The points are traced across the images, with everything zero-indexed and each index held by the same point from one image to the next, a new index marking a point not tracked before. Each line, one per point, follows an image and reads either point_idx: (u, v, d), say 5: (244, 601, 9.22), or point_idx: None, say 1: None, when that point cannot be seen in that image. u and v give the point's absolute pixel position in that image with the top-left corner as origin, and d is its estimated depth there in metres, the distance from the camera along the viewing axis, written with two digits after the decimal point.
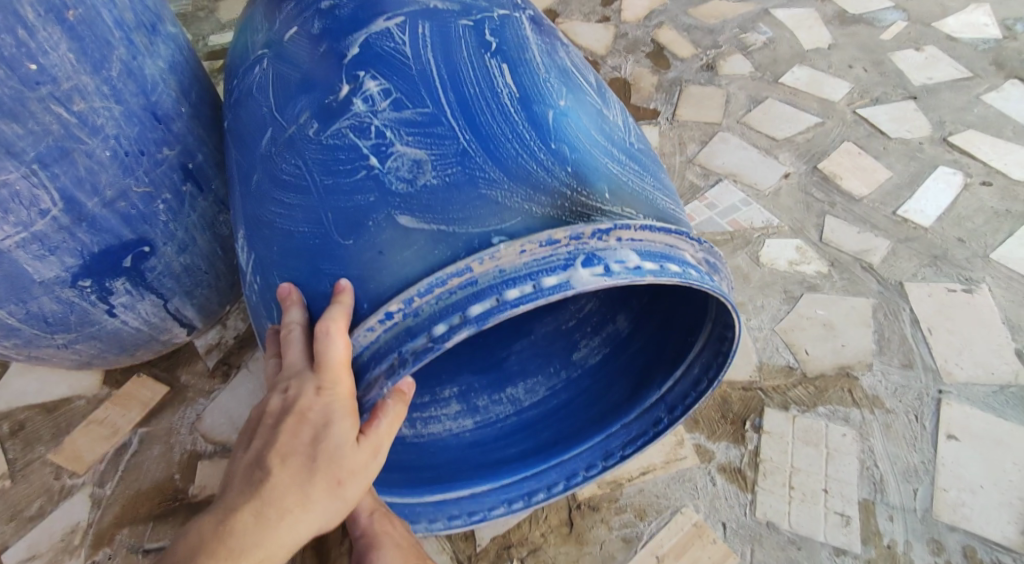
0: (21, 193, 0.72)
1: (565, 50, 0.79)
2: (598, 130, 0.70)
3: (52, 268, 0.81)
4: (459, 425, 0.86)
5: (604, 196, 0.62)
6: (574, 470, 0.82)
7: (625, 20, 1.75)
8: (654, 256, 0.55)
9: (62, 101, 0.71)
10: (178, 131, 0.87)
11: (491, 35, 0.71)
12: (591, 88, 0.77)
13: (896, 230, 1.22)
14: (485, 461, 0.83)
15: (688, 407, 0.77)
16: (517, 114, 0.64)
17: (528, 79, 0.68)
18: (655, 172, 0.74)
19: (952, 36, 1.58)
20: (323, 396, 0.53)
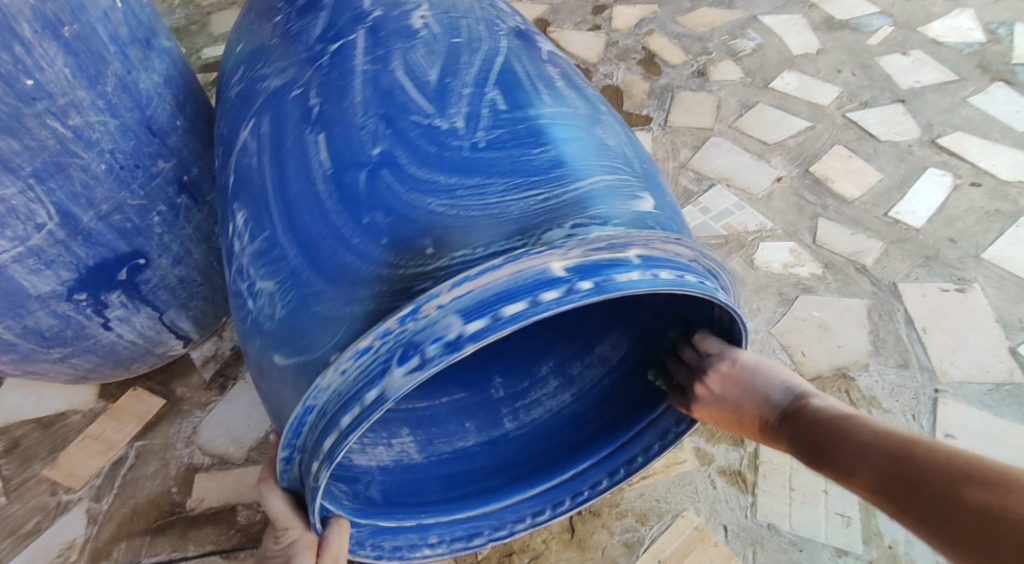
0: (18, 208, 0.72)
1: (403, 63, 0.73)
2: (428, 157, 0.62)
3: (47, 282, 0.81)
4: (558, 401, 0.86)
5: (426, 255, 0.55)
6: (665, 429, 0.78)
7: (616, 28, 1.76)
8: (486, 305, 0.44)
9: (58, 116, 0.71)
10: (174, 145, 0.88)
11: (315, 101, 0.73)
12: (427, 94, 0.68)
13: (888, 231, 1.23)
14: (588, 429, 0.83)
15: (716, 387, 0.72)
16: (330, 197, 0.64)
17: (342, 144, 0.67)
18: (526, 160, 0.61)
19: (937, 40, 1.60)
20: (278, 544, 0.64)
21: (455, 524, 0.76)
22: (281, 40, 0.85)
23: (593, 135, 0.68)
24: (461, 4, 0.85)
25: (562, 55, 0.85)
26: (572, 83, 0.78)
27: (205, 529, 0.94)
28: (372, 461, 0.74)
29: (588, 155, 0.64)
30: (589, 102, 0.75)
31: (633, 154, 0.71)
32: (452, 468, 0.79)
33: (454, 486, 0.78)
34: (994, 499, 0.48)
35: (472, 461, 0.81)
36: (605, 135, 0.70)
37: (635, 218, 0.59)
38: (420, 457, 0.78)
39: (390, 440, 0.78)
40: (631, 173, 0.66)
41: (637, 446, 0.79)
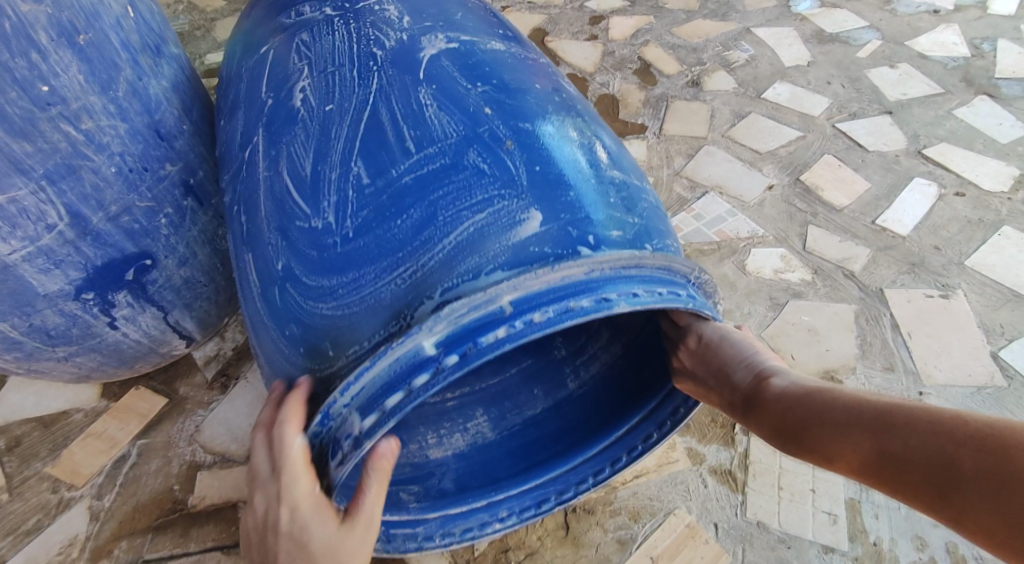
0: (29, 209, 0.74)
1: (287, 158, 0.75)
2: (313, 263, 0.68)
3: (56, 281, 0.83)
4: (609, 353, 0.93)
5: (331, 357, 0.64)
6: (677, 406, 0.81)
7: (612, 38, 1.80)
8: (373, 405, 0.53)
9: (71, 120, 0.73)
10: (181, 149, 0.90)
11: (238, 216, 0.80)
12: (304, 191, 0.72)
13: (875, 239, 1.26)
14: (633, 381, 0.89)
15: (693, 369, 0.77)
16: (263, 313, 0.73)
17: (259, 258, 0.74)
18: (394, 238, 0.64)
19: (923, 53, 1.64)
20: (284, 500, 0.57)
21: (524, 495, 0.84)
22: (222, 149, 0.90)
23: (465, 167, 0.67)
24: (336, 51, 0.83)
25: (445, 58, 0.80)
26: (450, 100, 0.74)
27: (207, 526, 0.96)
28: (447, 450, 0.88)
29: (458, 203, 0.64)
30: (467, 117, 0.72)
31: (518, 162, 0.67)
32: (525, 437, 0.90)
33: (526, 454, 0.88)
34: (988, 462, 0.51)
35: (541, 427, 0.90)
36: (478, 158, 0.68)
37: (514, 252, 0.61)
38: (494, 434, 0.90)
39: (466, 426, 0.91)
40: (512, 193, 0.65)
41: (655, 420, 0.83)
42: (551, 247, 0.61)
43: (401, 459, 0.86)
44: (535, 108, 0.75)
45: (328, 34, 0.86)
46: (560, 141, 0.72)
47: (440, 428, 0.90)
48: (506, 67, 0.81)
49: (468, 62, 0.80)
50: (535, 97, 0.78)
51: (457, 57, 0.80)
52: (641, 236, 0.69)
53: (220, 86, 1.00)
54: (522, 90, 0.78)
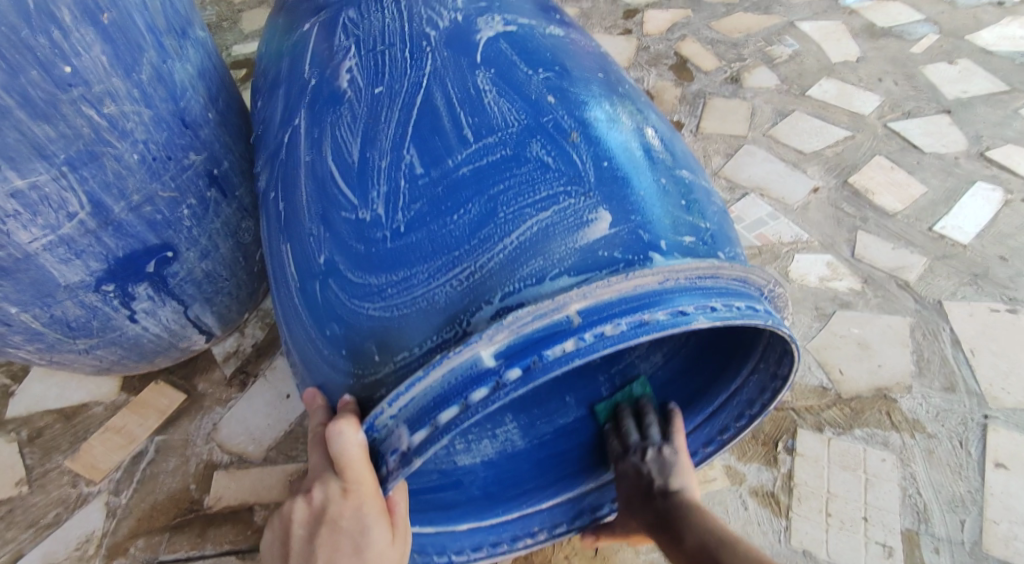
0: (51, 196, 0.70)
1: (332, 142, 0.71)
2: (359, 257, 0.63)
3: (77, 272, 0.79)
4: (651, 363, 0.84)
5: (375, 361, 0.59)
6: (725, 423, 0.76)
7: (647, 33, 1.73)
8: (426, 416, 0.48)
9: (94, 104, 0.69)
10: (205, 138, 0.86)
11: (278, 205, 0.76)
12: (351, 178, 0.67)
13: (933, 247, 1.18)
14: (678, 394, 0.82)
15: (765, 406, 0.70)
16: (300, 308, 0.69)
17: (299, 249, 0.70)
18: (448, 235, 0.60)
19: (987, 48, 1.53)
20: (350, 499, 0.53)
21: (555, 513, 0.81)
22: (260, 129, 0.87)
23: (528, 160, 0.62)
24: (386, 30, 0.78)
25: (502, 41, 0.75)
26: (510, 86, 0.69)
27: (223, 528, 0.93)
28: (476, 458, 0.81)
29: (519, 198, 0.59)
30: (530, 106, 0.67)
31: (585, 157, 0.62)
32: (556, 448, 0.85)
33: (557, 466, 0.83)
34: None
35: (573, 438, 0.85)
36: (541, 150, 0.63)
37: (582, 255, 0.56)
38: (524, 442, 0.85)
39: (495, 432, 0.84)
40: (578, 190, 0.60)
41: (702, 435, 0.78)
42: (620, 251, 0.56)
43: (427, 466, 0.79)
44: (600, 99, 0.71)
45: (377, 13, 0.81)
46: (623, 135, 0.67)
47: (468, 432, 0.82)
48: (565, 53, 0.77)
49: (528, 47, 0.75)
50: (596, 85, 0.73)
51: (515, 42, 0.75)
52: (711, 243, 0.63)
53: (263, 60, 0.96)
54: (585, 79, 0.73)
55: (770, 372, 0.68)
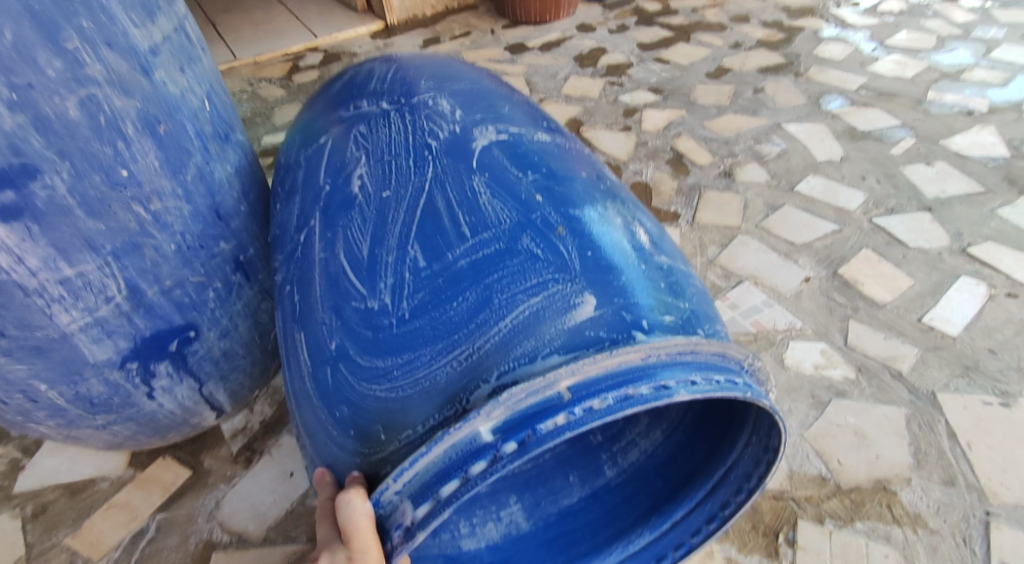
0: (93, 282, 0.76)
1: (344, 241, 0.78)
2: (368, 345, 0.68)
3: (105, 351, 0.84)
4: (651, 443, 0.87)
5: (381, 440, 0.63)
6: (725, 499, 0.77)
7: (646, 130, 1.87)
8: (428, 492, 0.51)
9: (142, 202, 0.75)
10: (235, 228, 0.92)
11: (293, 298, 0.81)
12: (360, 273, 0.73)
13: (923, 338, 1.22)
14: (678, 472, 0.83)
15: (762, 480, 0.72)
16: (311, 394, 0.73)
17: (310, 339, 0.75)
18: (449, 321, 0.65)
19: (960, 153, 1.62)
20: None
21: None
22: (276, 230, 0.93)
23: (520, 252, 0.68)
24: (392, 142, 0.87)
25: (496, 148, 0.83)
26: (503, 187, 0.76)
27: None
28: (481, 541, 0.83)
29: (513, 287, 0.65)
30: (520, 204, 0.74)
31: (571, 248, 0.69)
32: (562, 528, 0.85)
33: (563, 547, 0.83)
34: None
35: (579, 517, 0.85)
36: (531, 243, 0.69)
37: (571, 335, 0.60)
38: (528, 524, 0.85)
39: (499, 514, 0.86)
40: (565, 277, 0.65)
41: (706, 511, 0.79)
42: (605, 330, 0.61)
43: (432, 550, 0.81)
44: (584, 196, 0.78)
45: (385, 127, 0.91)
46: (606, 226, 0.74)
47: (473, 515, 0.85)
48: (552, 156, 0.85)
49: (518, 152, 0.83)
50: (581, 184, 0.80)
51: (507, 148, 0.84)
52: (691, 321, 0.67)
53: (281, 163, 1.06)
54: (571, 178, 0.81)
55: (763, 445, 0.71)
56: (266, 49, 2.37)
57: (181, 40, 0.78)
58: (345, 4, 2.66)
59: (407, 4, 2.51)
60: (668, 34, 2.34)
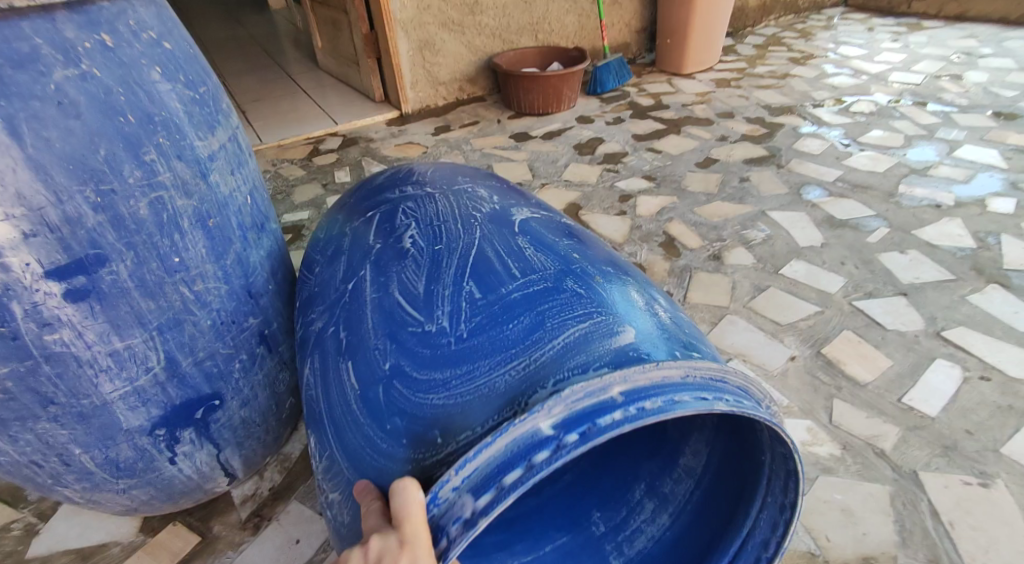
0: (137, 354, 0.84)
1: (398, 280, 0.86)
2: (427, 361, 0.75)
3: (138, 418, 0.91)
4: (657, 526, 0.90)
5: (438, 444, 0.68)
6: None
7: (640, 214, 2.00)
8: (493, 479, 0.56)
9: (188, 283, 0.85)
10: (263, 305, 1.02)
11: (339, 331, 0.87)
12: (417, 304, 0.81)
13: (903, 417, 1.29)
14: (690, 551, 0.86)
15: (780, 544, 0.77)
16: (360, 412, 0.77)
17: (363, 362, 0.80)
18: (506, 340, 0.73)
19: (931, 242, 1.74)
20: (404, 551, 0.56)
21: None
22: (315, 287, 1.00)
23: (566, 290, 0.79)
24: (439, 212, 0.98)
25: (533, 220, 0.96)
26: (544, 246, 0.88)
27: None
28: None
29: (562, 315, 0.74)
30: (561, 259, 0.86)
31: (608, 291, 0.80)
32: None
33: None
34: None
35: None
36: (575, 285, 0.80)
37: (616, 355, 0.69)
38: None
39: None
40: (606, 311, 0.75)
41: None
42: (645, 353, 0.70)
43: None
44: (610, 263, 0.90)
45: (431, 203, 1.02)
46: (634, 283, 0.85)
47: None
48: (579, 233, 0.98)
49: (551, 226, 0.96)
50: (607, 255, 0.93)
51: (542, 222, 0.97)
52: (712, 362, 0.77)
53: (315, 239, 1.14)
54: (598, 250, 0.94)
55: (781, 502, 0.78)
56: (290, 133, 2.57)
57: (233, 146, 0.90)
58: (364, 94, 2.89)
59: (420, 95, 2.73)
60: (660, 127, 2.54)
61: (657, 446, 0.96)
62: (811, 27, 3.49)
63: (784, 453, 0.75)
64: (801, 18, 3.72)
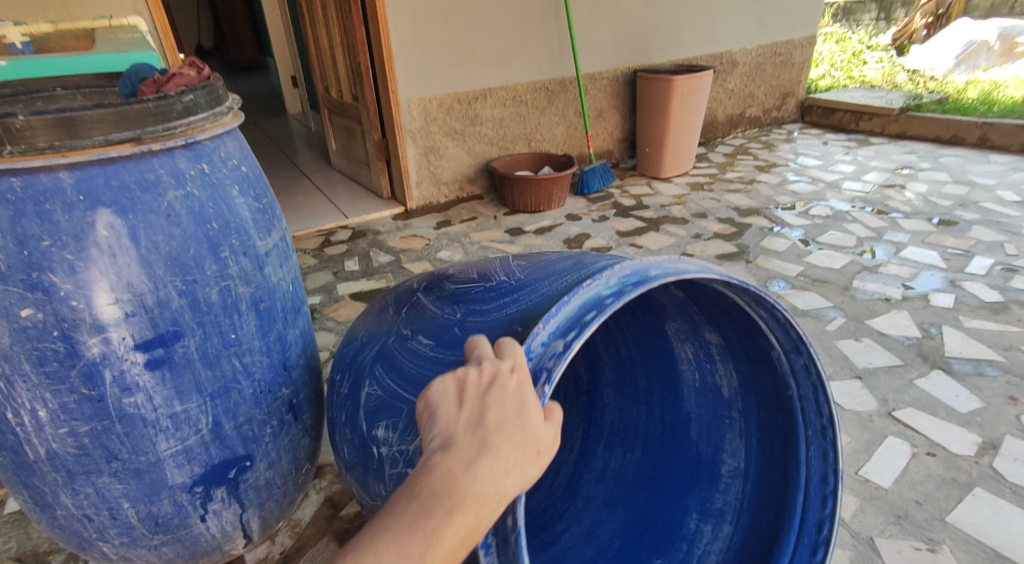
0: (191, 417, 0.99)
1: (449, 277, 1.07)
2: (496, 308, 0.92)
3: (182, 475, 1.04)
4: (722, 534, 1.01)
5: (519, 331, 0.81)
6: (817, 517, 0.92)
7: None
8: (579, 322, 0.71)
9: (239, 356, 1.01)
10: (294, 376, 1.17)
11: (405, 318, 1.04)
12: (473, 283, 1.02)
13: (860, 488, 1.42)
14: (760, 537, 0.97)
15: (836, 472, 0.91)
16: (437, 359, 0.90)
17: (435, 328, 0.97)
18: (556, 277, 0.93)
19: (882, 331, 1.94)
20: (516, 374, 0.61)
21: None
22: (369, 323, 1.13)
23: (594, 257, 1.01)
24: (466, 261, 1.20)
25: None
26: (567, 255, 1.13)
27: None
28: None
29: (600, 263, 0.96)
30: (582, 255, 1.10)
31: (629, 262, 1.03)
32: None
33: None
34: None
35: None
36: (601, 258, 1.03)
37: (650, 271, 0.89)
38: None
39: None
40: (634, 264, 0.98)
41: (812, 535, 0.92)
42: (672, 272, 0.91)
43: None
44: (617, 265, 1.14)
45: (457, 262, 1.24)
46: None
47: None
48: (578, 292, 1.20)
49: None
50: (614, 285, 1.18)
51: None
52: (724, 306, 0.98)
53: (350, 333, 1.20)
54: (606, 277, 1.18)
55: (820, 426, 0.94)
56: (304, 225, 2.81)
57: (283, 244, 1.10)
58: (372, 191, 3.18)
59: (425, 194, 3.01)
60: (641, 224, 2.80)
61: (693, 483, 1.08)
62: (774, 140, 3.90)
63: (804, 363, 0.92)
64: (765, 131, 4.15)
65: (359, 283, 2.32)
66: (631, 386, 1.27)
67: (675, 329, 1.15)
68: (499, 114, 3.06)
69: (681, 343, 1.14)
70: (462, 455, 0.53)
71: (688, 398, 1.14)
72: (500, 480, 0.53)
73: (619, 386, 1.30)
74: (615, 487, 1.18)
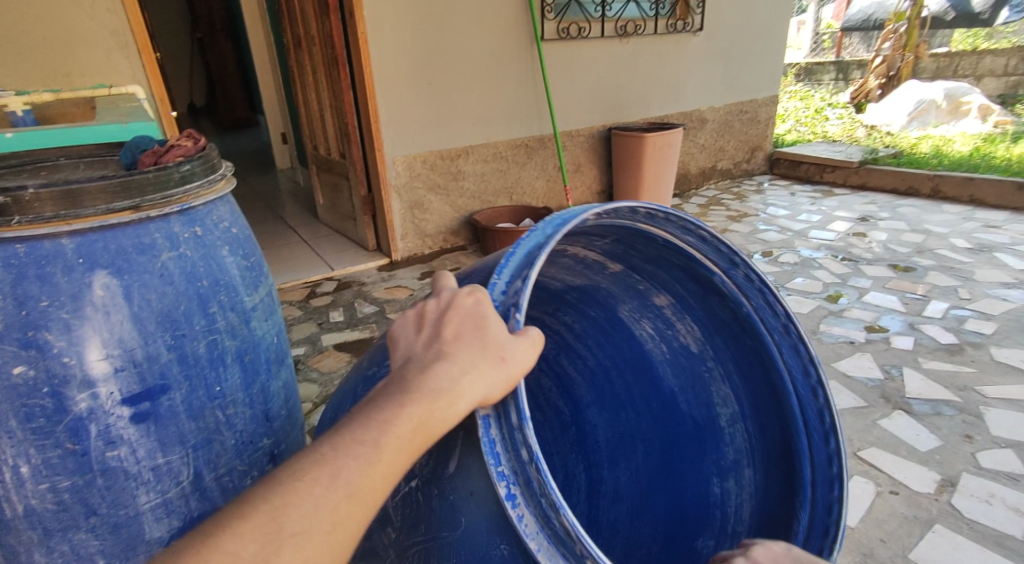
0: (172, 469, 1.01)
1: None
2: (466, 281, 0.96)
3: (161, 528, 1.05)
4: (746, 476, 1.07)
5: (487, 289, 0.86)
6: (817, 410, 0.94)
7: None
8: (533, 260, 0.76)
9: (222, 407, 1.05)
10: (276, 428, 1.20)
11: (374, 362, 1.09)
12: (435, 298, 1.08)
13: None
14: (777, 456, 1.02)
15: (815, 371, 0.93)
16: None
17: None
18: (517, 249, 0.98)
19: (847, 373, 2.02)
20: (474, 294, 0.69)
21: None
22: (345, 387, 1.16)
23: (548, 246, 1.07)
24: None
25: None
26: None
27: None
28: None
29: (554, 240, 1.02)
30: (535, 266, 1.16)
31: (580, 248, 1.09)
32: None
33: None
34: None
35: None
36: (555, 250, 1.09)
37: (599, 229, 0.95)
38: None
39: None
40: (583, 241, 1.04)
41: (819, 431, 0.94)
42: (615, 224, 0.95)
43: None
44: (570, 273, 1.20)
45: None
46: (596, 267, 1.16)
47: None
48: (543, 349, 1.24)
49: None
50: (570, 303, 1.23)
51: None
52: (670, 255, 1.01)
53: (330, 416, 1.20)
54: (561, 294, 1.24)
55: (782, 327, 0.96)
56: (290, 277, 2.88)
57: (269, 300, 1.17)
58: (359, 244, 3.26)
59: (409, 246, 3.11)
60: None
61: (703, 451, 1.15)
62: (745, 191, 4.08)
63: (744, 274, 0.94)
64: (737, 183, 4.35)
65: (343, 334, 2.38)
66: (612, 395, 1.32)
67: (629, 312, 1.20)
68: (481, 169, 3.20)
69: (638, 323, 1.19)
70: (425, 359, 0.62)
71: (665, 373, 1.21)
72: (460, 374, 0.61)
73: (602, 404, 1.34)
74: (634, 498, 1.23)
